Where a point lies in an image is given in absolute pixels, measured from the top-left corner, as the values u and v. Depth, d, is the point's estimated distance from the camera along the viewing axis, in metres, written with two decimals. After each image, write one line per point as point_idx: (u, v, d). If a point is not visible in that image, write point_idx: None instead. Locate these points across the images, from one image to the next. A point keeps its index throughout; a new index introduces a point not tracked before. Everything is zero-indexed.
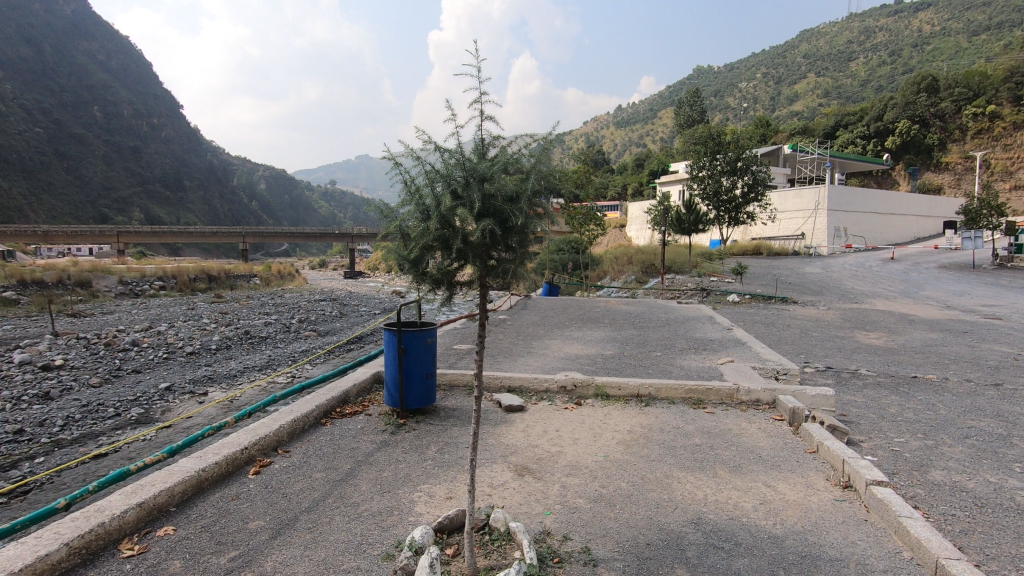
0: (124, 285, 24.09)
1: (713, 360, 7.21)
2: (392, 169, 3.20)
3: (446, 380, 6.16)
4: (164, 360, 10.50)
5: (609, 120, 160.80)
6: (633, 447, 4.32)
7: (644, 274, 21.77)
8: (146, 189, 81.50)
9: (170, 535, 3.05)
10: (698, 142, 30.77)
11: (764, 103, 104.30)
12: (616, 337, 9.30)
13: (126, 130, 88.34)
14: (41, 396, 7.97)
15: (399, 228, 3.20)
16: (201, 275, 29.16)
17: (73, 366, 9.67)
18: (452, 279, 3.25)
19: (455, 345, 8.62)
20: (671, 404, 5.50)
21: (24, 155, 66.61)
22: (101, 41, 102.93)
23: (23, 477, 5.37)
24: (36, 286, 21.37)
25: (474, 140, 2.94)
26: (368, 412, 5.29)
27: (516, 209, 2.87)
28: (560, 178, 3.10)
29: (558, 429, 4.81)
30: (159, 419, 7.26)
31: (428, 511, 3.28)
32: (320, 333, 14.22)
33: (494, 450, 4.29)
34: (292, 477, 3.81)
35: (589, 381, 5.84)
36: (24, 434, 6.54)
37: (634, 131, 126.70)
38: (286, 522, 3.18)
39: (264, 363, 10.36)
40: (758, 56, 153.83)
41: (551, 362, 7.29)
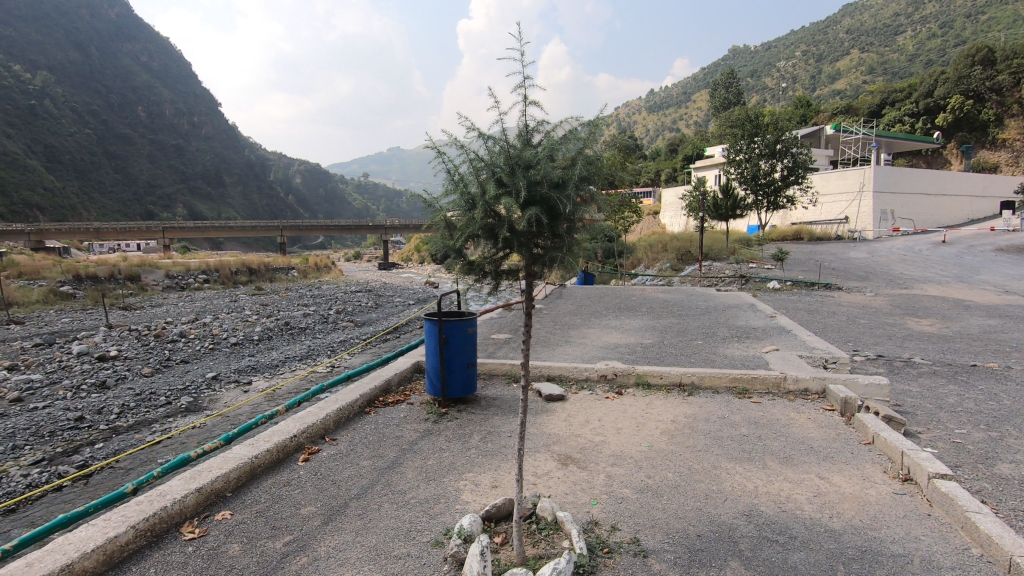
0: (171, 279, 25.10)
1: (757, 348, 7.03)
2: (436, 158, 3.17)
3: (486, 370, 6.19)
4: (210, 351, 10.87)
5: (642, 105, 158.56)
6: (677, 437, 4.26)
7: (679, 261, 21.50)
8: (188, 185, 84.54)
9: (227, 519, 3.16)
10: (734, 125, 29.88)
11: (804, 82, 100.76)
12: (655, 325, 9.18)
13: (168, 128, 91.82)
14: (98, 385, 8.36)
15: (445, 219, 3.16)
16: (242, 268, 29.95)
17: (126, 357, 10.09)
18: (498, 268, 3.25)
19: (493, 335, 8.68)
20: (715, 393, 5.40)
21: (75, 156, 70.29)
22: (144, 43, 107.42)
23: (86, 462, 5.64)
24: (89, 281, 22.32)
25: (518, 127, 2.93)
26: (410, 401, 5.36)
27: (564, 196, 2.83)
28: (604, 165, 3.05)
29: (600, 418, 4.78)
30: (208, 408, 7.51)
31: (474, 499, 3.30)
32: (358, 324, 14.49)
33: (537, 439, 4.30)
34: (340, 465, 3.90)
35: (629, 370, 5.77)
36: (85, 421, 6.89)
37: (666, 116, 124.24)
38: (336, 509, 3.25)
39: (305, 353, 10.60)
40: (797, 34, 148.79)
41: (590, 352, 7.22)
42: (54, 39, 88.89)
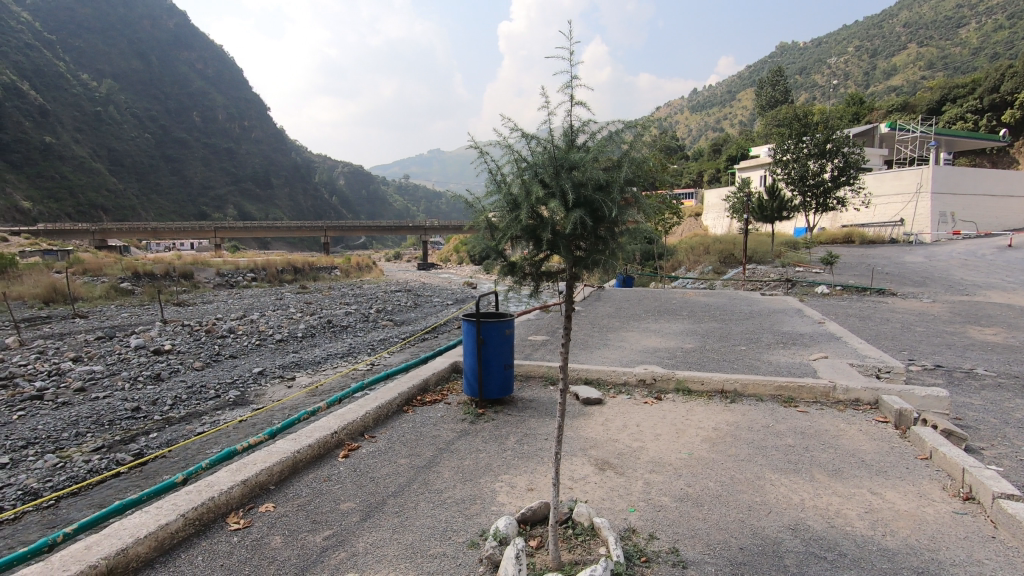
0: (221, 277, 26.13)
1: (805, 355, 6.77)
2: (479, 159, 3.20)
3: (523, 372, 6.18)
4: (257, 347, 11.27)
5: (685, 105, 155.71)
6: (720, 446, 4.14)
7: (722, 264, 21.00)
8: (239, 187, 87.94)
9: (271, 511, 3.26)
10: (781, 124, 28.91)
11: (857, 79, 96.83)
12: (696, 329, 8.99)
13: (221, 132, 95.85)
14: (153, 377, 8.80)
15: (486, 220, 3.18)
16: (288, 267, 30.88)
17: (179, 351, 10.57)
18: (540, 271, 3.22)
19: (530, 336, 8.68)
20: (759, 401, 5.23)
21: (136, 160, 74.38)
22: (200, 50, 112.62)
23: (142, 451, 5.91)
24: (147, 278, 23.46)
25: (563, 127, 2.91)
26: (448, 401, 5.42)
27: (608, 199, 2.82)
28: (648, 167, 3.00)
29: (638, 423, 4.70)
30: (253, 402, 7.78)
31: (510, 501, 3.30)
32: (398, 323, 14.72)
33: (574, 443, 4.26)
34: (379, 462, 3.97)
35: (669, 375, 5.66)
36: (141, 411, 7.24)
37: (710, 116, 121.60)
38: (375, 506, 3.31)
39: (346, 351, 10.86)
40: (850, 30, 143.07)
41: (629, 355, 7.14)
42: (119, 50, 94.44)
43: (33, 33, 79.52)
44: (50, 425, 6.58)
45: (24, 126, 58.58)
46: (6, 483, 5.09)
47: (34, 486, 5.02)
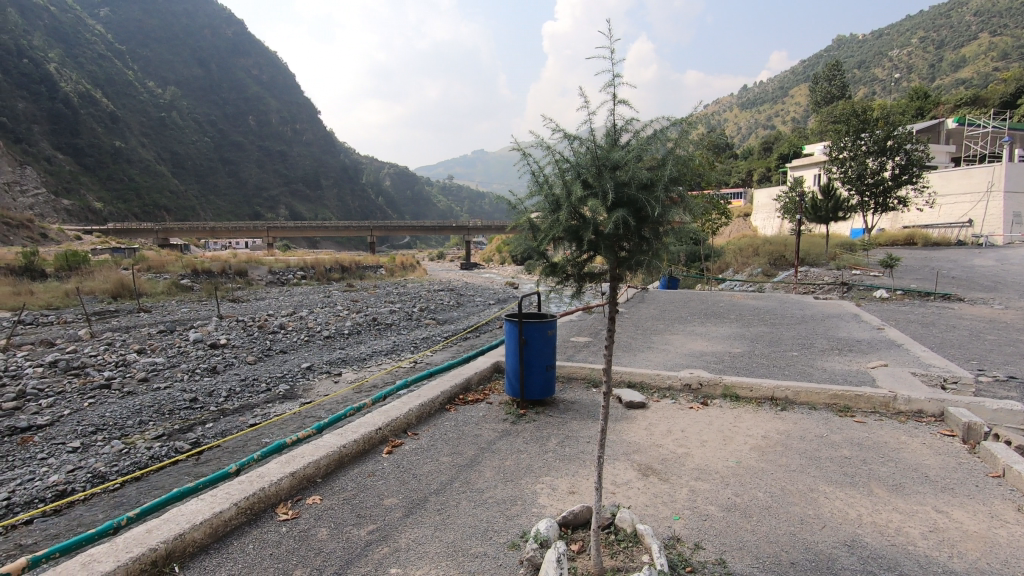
0: (274, 275, 27.14)
1: (862, 363, 6.45)
2: (521, 160, 3.19)
3: (565, 372, 6.16)
4: (306, 343, 11.65)
5: (734, 102, 151.28)
6: (769, 455, 4.00)
7: (772, 266, 20.32)
8: (291, 188, 91.16)
9: (317, 504, 3.35)
10: (838, 120, 27.67)
11: (922, 72, 91.64)
12: (745, 333, 8.71)
13: (274, 135, 99.56)
14: (210, 370, 9.22)
15: (529, 220, 3.17)
16: (336, 266, 31.78)
17: (234, 345, 11.06)
18: (583, 272, 3.19)
19: (572, 337, 8.62)
20: (813, 410, 5.02)
21: (196, 163, 78.27)
22: (256, 57, 117.42)
23: (198, 441, 6.19)
24: (205, 275, 24.65)
25: (606, 127, 2.87)
26: (489, 400, 5.44)
27: (653, 198, 2.75)
28: (696, 165, 2.92)
29: (683, 428, 4.60)
30: (302, 396, 8.03)
31: (551, 504, 3.28)
32: (440, 322, 14.91)
33: (617, 447, 4.20)
34: (421, 459, 4.02)
35: (716, 380, 5.51)
36: (198, 402, 7.60)
37: (762, 113, 117.68)
38: (417, 502, 3.35)
39: (390, 348, 11.08)
40: (915, 20, 135.45)
41: (674, 359, 6.98)
42: (182, 58, 99.66)
43: (106, 44, 84.73)
44: (117, 413, 6.99)
45: (96, 132, 62.52)
46: (77, 466, 5.44)
47: (102, 469, 5.34)
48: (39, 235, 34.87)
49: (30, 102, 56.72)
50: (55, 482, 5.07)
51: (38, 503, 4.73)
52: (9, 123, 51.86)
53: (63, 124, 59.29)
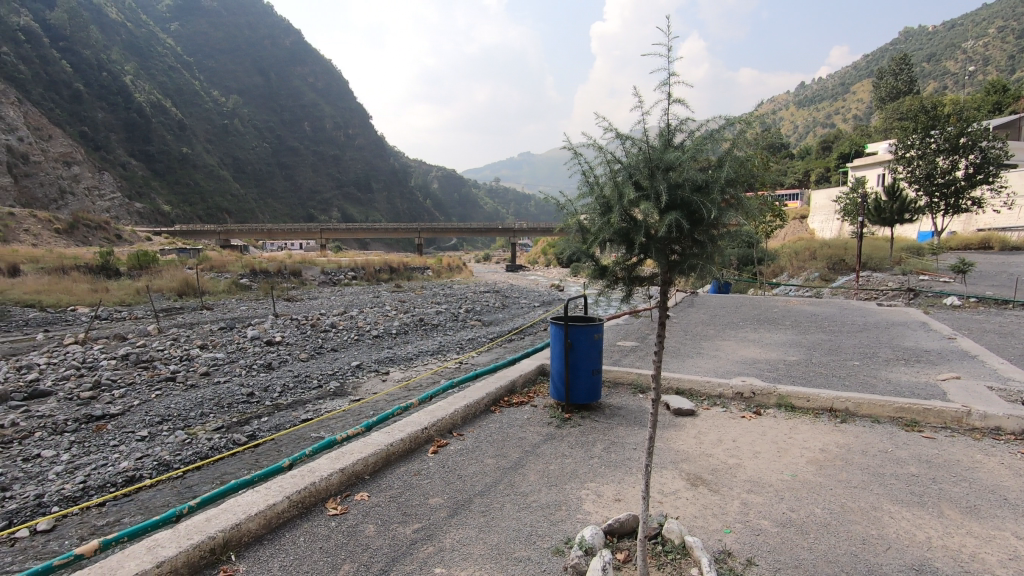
0: (326, 275, 28.06)
1: (931, 375, 6.05)
2: (571, 161, 3.16)
3: (612, 378, 6.07)
4: (356, 341, 11.99)
5: (791, 99, 145.69)
6: (827, 469, 3.81)
7: (830, 271, 19.45)
8: (343, 191, 94.04)
9: (365, 500, 3.43)
10: (905, 117, 26.22)
11: (999, 64, 85.63)
12: (801, 341, 8.34)
13: (328, 140, 102.97)
14: (266, 365, 9.63)
15: (577, 221, 3.15)
16: (385, 267, 32.56)
17: (288, 342, 11.48)
18: (633, 275, 3.13)
19: (619, 341, 8.50)
20: (875, 423, 4.75)
21: (255, 168, 82.00)
22: (313, 64, 121.69)
23: (255, 434, 6.45)
24: (262, 275, 25.73)
25: (660, 126, 2.81)
26: (534, 403, 5.42)
27: (708, 201, 2.69)
28: (752, 167, 2.82)
29: (734, 438, 4.45)
30: (351, 393, 8.26)
31: (596, 511, 3.23)
32: (485, 323, 15.05)
33: (665, 455, 4.10)
34: (466, 460, 4.06)
35: (770, 389, 5.31)
36: (254, 396, 7.94)
37: (820, 111, 112.72)
38: (462, 503, 3.38)
39: (436, 348, 11.25)
40: (992, 9, 126.70)
41: (726, 366, 6.76)
42: (244, 68, 104.56)
43: (175, 57, 89.86)
44: (181, 404, 7.39)
45: (166, 139, 66.41)
46: (145, 454, 5.77)
47: (166, 458, 5.65)
48: (114, 236, 37.31)
49: (108, 112, 60.86)
50: (125, 468, 5.39)
51: (109, 487, 5.04)
52: (89, 132, 55.81)
53: (137, 132, 63.31)
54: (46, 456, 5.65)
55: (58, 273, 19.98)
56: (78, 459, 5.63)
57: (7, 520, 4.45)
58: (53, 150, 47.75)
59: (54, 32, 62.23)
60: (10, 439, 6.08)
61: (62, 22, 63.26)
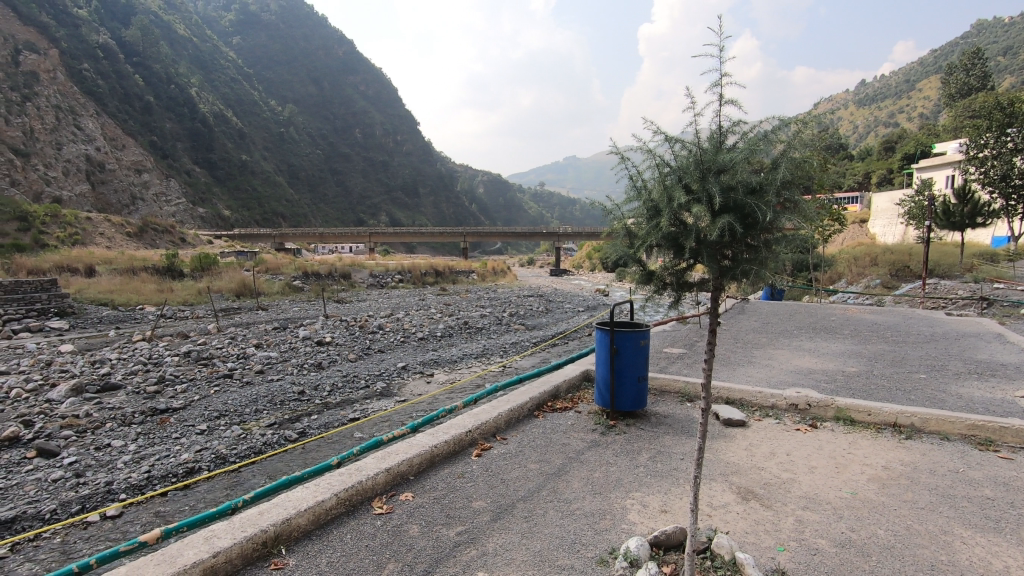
0: (374, 278, 28.81)
1: (1009, 391, 5.63)
2: (619, 165, 3.12)
3: (658, 386, 5.94)
4: (402, 343, 12.25)
5: (851, 98, 139.41)
6: (891, 488, 3.60)
7: (893, 278, 18.49)
8: (392, 196, 96.30)
9: (409, 500, 3.47)
10: (978, 114, 24.62)
11: None
12: (861, 351, 7.93)
13: (378, 146, 105.67)
14: (316, 365, 9.96)
15: (625, 226, 3.10)
16: (430, 270, 33.12)
17: (338, 342, 11.82)
18: (683, 280, 3.05)
19: (666, 348, 8.33)
20: (944, 441, 4.45)
21: (309, 174, 85.15)
22: (364, 73, 125.27)
23: (304, 431, 6.65)
24: (314, 277, 26.65)
25: (710, 131, 2.75)
26: (578, 409, 5.37)
27: (762, 204, 2.60)
28: (811, 168, 2.71)
29: (788, 452, 4.26)
30: (397, 394, 8.42)
31: (641, 521, 3.16)
32: (529, 327, 15.08)
33: (713, 467, 3.98)
34: (509, 463, 4.05)
35: (827, 401, 5.07)
36: (306, 394, 8.22)
37: (883, 109, 107.36)
38: (505, 508, 3.37)
39: (480, 351, 11.35)
40: None
41: (779, 376, 6.51)
42: (299, 78, 108.79)
43: (236, 69, 94.46)
44: (238, 400, 7.73)
45: (227, 147, 69.87)
46: (203, 446, 6.06)
47: (223, 451, 5.90)
48: (179, 239, 39.49)
49: (176, 122, 64.64)
50: (185, 459, 5.67)
51: (171, 478, 5.31)
52: (157, 141, 59.36)
53: (200, 141, 66.89)
54: (114, 446, 5.99)
55: (130, 274, 21.34)
56: (143, 450, 5.95)
57: (80, 505, 4.74)
58: (126, 158, 51.06)
59: (128, 48, 66.67)
60: (84, 429, 6.49)
61: (136, 39, 67.69)
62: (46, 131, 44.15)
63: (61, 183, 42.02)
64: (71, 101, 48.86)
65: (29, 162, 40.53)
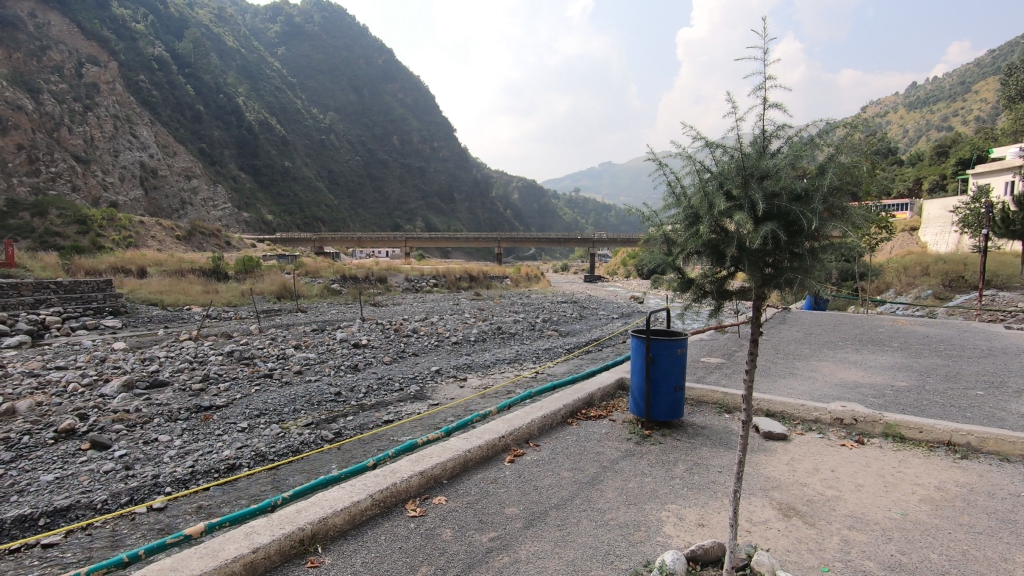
0: (409, 282, 29.20)
1: None
2: (658, 171, 3.09)
3: (695, 396, 5.82)
4: (436, 347, 12.36)
5: (901, 101, 133.80)
6: (944, 510, 3.43)
7: (946, 289, 17.63)
8: (428, 202, 97.63)
9: (443, 504, 3.50)
10: None
11: None
12: (912, 365, 7.57)
13: (415, 153, 107.39)
14: (352, 366, 10.15)
15: (663, 233, 3.07)
16: (465, 275, 33.37)
17: (374, 346, 12.01)
18: (723, 288, 2.98)
19: (703, 358, 8.14)
20: (1005, 462, 4.20)
21: (348, 180, 87.14)
22: (403, 81, 127.59)
23: (340, 432, 6.77)
24: (351, 280, 27.22)
25: (753, 135, 2.69)
26: (612, 418, 5.30)
27: (808, 210, 2.51)
28: (860, 172, 2.60)
29: (833, 468, 4.10)
30: (430, 397, 8.50)
31: (677, 534, 3.09)
32: (562, 333, 15.04)
33: (753, 481, 3.85)
34: (542, 471, 4.03)
35: (876, 417, 4.85)
36: (342, 395, 8.37)
37: (936, 112, 102.67)
38: (538, 515, 3.35)
39: (513, 356, 11.34)
40: None
41: (823, 389, 6.27)
42: (340, 87, 111.66)
43: (281, 78, 97.68)
44: (277, 400, 7.93)
45: (271, 154, 72.21)
46: (244, 444, 6.24)
47: (262, 449, 6.06)
48: (224, 243, 40.97)
49: (223, 131, 67.21)
50: (227, 456, 5.86)
51: (213, 473, 5.49)
52: (206, 148, 61.81)
53: (246, 148, 69.35)
54: (161, 441, 6.24)
55: (178, 276, 22.27)
56: (187, 445, 6.17)
57: (128, 497, 4.94)
58: (177, 165, 53.37)
59: (181, 60, 69.78)
60: (134, 423, 6.78)
61: (188, 51, 70.81)
62: (105, 139, 46.57)
63: (116, 188, 44.17)
64: (127, 110, 51.41)
65: (88, 169, 42.78)
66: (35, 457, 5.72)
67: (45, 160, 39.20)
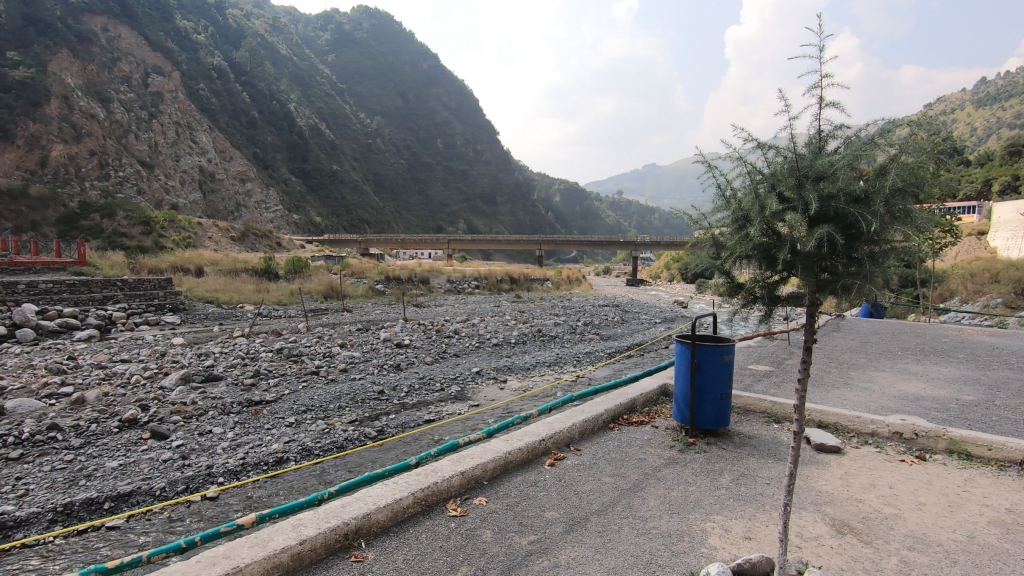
0: (451, 283, 29.58)
1: None
2: (706, 173, 3.03)
3: (742, 404, 5.66)
4: (477, 348, 12.45)
5: (968, 98, 126.26)
6: (1016, 534, 3.20)
7: (1018, 297, 16.51)
8: (470, 205, 98.63)
9: (483, 505, 3.52)
10: None
11: None
12: (979, 378, 7.09)
13: (458, 156, 108.70)
14: (395, 366, 10.34)
15: (712, 237, 3.01)
16: (506, 278, 33.52)
17: (416, 346, 12.19)
18: (775, 293, 2.87)
19: (751, 365, 7.89)
20: None
21: (393, 184, 88.96)
22: (448, 85, 129.44)
23: (381, 430, 6.89)
24: (395, 281, 27.78)
25: (809, 136, 2.60)
26: (655, 424, 5.21)
27: (868, 213, 2.40)
28: (925, 170, 2.47)
29: (892, 485, 3.89)
30: (471, 398, 8.56)
31: (723, 547, 3.00)
32: (603, 337, 14.88)
33: (805, 494, 3.70)
34: (583, 475, 4.00)
35: (940, 432, 4.59)
36: (385, 394, 8.54)
37: (1009, 109, 96.24)
38: (578, 520, 3.33)
39: (553, 360, 11.28)
40: None
41: (881, 400, 5.97)
42: (387, 92, 114.22)
43: (331, 85, 100.72)
44: (322, 397, 8.16)
45: (320, 158, 74.56)
46: (292, 438, 6.45)
47: (309, 444, 6.24)
48: (276, 244, 42.55)
49: (276, 135, 69.82)
50: (275, 449, 6.07)
51: (262, 466, 5.68)
52: (260, 153, 64.39)
53: (297, 152, 71.82)
54: (215, 433, 6.51)
55: (233, 275, 23.28)
56: (239, 438, 6.42)
57: (184, 485, 5.18)
58: (233, 169, 55.78)
59: (239, 68, 72.95)
60: (190, 415, 7.11)
61: (245, 60, 73.98)
62: (167, 145, 49.15)
63: (177, 191, 46.47)
64: (188, 117, 54.11)
65: (153, 173, 45.22)
66: (102, 444, 6.08)
67: (113, 165, 41.66)
